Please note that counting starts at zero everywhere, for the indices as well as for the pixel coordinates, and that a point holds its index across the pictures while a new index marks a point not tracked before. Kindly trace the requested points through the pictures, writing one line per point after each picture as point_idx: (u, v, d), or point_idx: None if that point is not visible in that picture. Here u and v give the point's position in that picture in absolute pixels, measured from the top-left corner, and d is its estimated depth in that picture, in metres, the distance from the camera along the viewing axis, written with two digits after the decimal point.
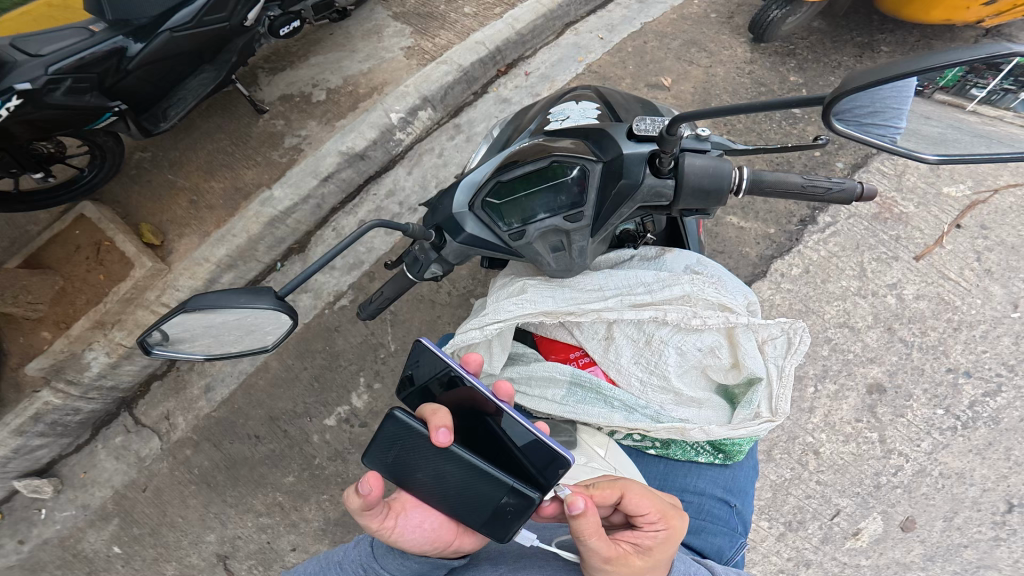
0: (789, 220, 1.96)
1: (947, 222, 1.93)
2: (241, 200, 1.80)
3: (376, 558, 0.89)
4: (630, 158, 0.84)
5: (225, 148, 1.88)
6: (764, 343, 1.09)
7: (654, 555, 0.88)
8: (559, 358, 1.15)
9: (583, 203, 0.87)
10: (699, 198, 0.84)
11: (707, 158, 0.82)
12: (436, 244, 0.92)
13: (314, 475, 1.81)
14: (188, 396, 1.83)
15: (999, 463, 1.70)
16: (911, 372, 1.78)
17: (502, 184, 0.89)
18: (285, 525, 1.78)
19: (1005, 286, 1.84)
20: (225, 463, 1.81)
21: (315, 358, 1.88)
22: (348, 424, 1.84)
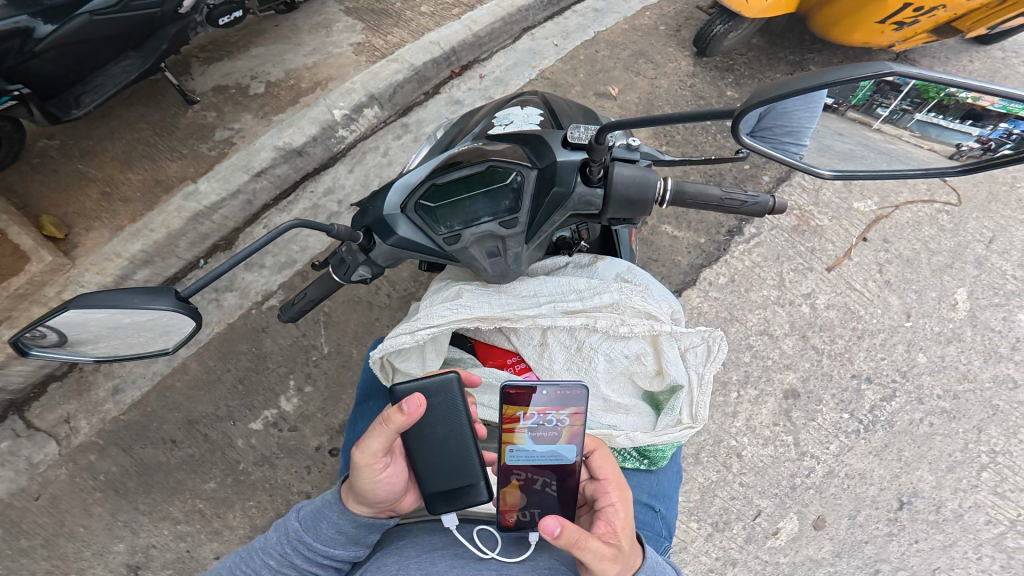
0: (718, 230, 2.11)
1: (855, 236, 2.10)
2: (161, 194, 1.69)
3: (307, 531, 0.87)
4: (563, 166, 0.87)
5: (146, 139, 1.76)
6: (686, 351, 1.14)
7: (625, 522, 0.90)
8: (497, 364, 1.15)
9: (518, 210, 0.87)
10: (627, 207, 0.88)
11: (634, 168, 0.87)
12: (365, 246, 0.89)
13: (238, 481, 1.72)
14: (93, 398, 1.70)
15: (893, 462, 1.85)
16: (821, 378, 1.92)
17: (437, 188, 0.87)
18: (207, 533, 1.67)
19: (901, 297, 2.03)
20: (136, 469, 1.68)
21: (240, 360, 1.80)
22: (276, 428, 1.76)
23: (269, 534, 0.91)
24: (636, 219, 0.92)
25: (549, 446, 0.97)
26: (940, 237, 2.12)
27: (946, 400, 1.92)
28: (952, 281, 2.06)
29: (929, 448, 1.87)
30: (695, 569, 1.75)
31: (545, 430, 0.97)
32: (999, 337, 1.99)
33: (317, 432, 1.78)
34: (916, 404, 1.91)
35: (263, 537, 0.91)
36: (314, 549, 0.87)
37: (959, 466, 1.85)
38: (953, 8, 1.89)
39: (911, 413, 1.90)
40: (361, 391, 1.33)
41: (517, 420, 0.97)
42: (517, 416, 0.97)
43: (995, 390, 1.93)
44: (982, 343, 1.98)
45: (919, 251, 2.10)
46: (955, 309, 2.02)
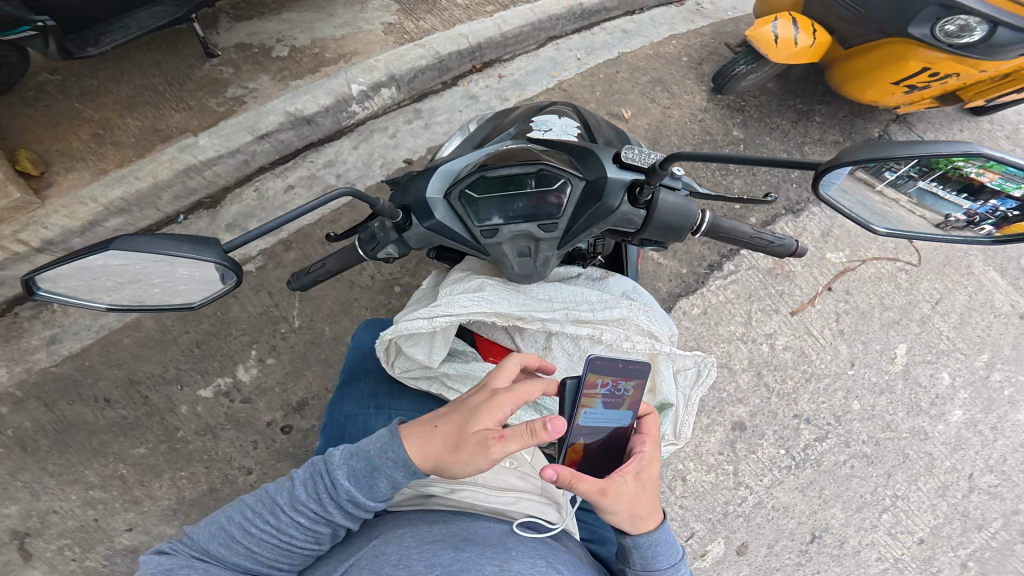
0: (700, 263, 2.19)
1: (821, 284, 2.23)
2: (156, 143, 1.60)
3: (352, 492, 0.85)
4: (612, 182, 0.90)
5: (155, 86, 1.67)
6: (678, 371, 1.18)
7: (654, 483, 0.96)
8: (497, 361, 1.19)
9: (559, 216, 0.89)
10: (664, 232, 0.92)
11: (677, 197, 0.90)
12: (400, 225, 0.91)
13: (172, 449, 1.68)
14: (22, 346, 1.67)
15: (813, 498, 1.97)
16: (766, 414, 2.04)
17: (484, 181, 0.89)
18: (125, 502, 1.62)
19: (849, 346, 2.17)
20: (54, 426, 1.63)
21: (201, 323, 1.78)
22: (227, 398, 1.74)
23: (303, 485, 0.87)
24: (666, 243, 0.97)
25: (614, 412, 1.02)
26: (895, 294, 2.25)
27: (868, 445, 2.05)
28: (895, 336, 2.20)
29: (845, 488, 2.00)
30: None
31: (613, 398, 1.02)
32: (922, 392, 2.14)
33: (270, 406, 1.77)
34: (843, 446, 2.04)
35: (290, 488, 0.87)
36: (359, 505, 0.86)
37: (866, 506, 1.98)
38: (965, 78, 1.87)
39: (837, 454, 2.03)
40: (350, 372, 1.31)
41: (595, 386, 1.00)
42: (595, 382, 1.00)
43: (910, 440, 2.07)
44: (908, 396, 2.13)
45: (873, 305, 2.23)
46: (893, 362, 2.16)
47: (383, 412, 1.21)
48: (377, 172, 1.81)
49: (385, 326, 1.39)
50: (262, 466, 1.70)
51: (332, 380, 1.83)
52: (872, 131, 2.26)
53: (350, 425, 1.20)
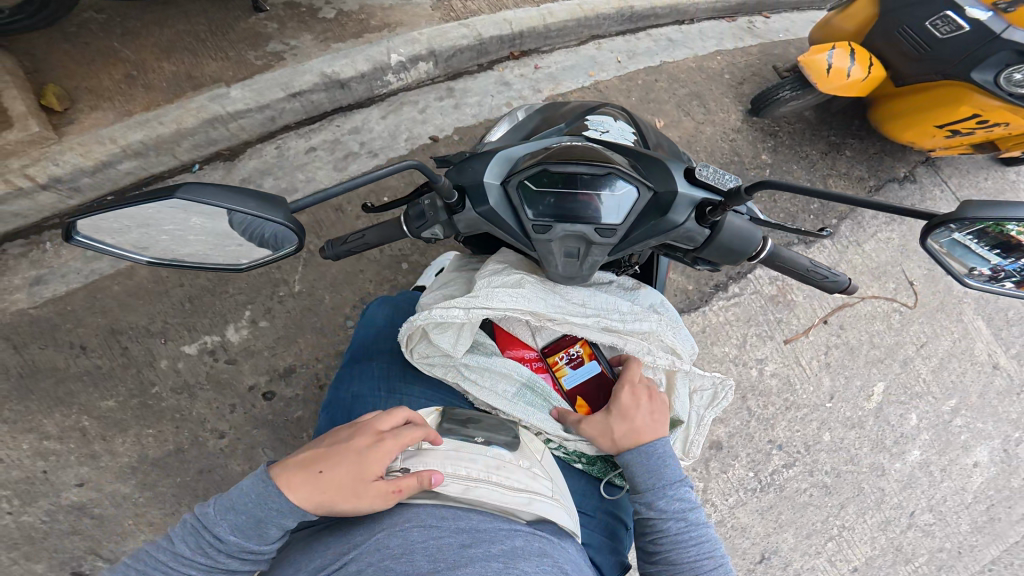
0: (707, 282, 2.21)
1: (818, 316, 2.25)
2: (187, 90, 1.58)
3: (239, 539, 0.85)
4: (681, 199, 0.92)
5: (197, 33, 1.65)
6: (694, 391, 1.20)
7: (643, 405, 1.10)
8: (513, 353, 1.19)
9: (617, 223, 0.89)
10: (722, 253, 0.96)
11: (742, 222, 0.94)
12: (452, 207, 0.91)
13: (143, 405, 1.69)
14: (7, 284, 1.66)
15: (771, 522, 2.06)
16: (743, 437, 2.09)
17: (547, 176, 0.89)
18: (81, 456, 1.63)
19: (832, 379, 2.20)
20: (19, 370, 1.62)
21: (197, 279, 1.79)
22: (211, 356, 1.76)
23: (183, 541, 0.85)
24: (719, 265, 1.01)
25: (584, 369, 1.20)
26: (885, 334, 2.28)
27: (829, 476, 2.12)
28: (876, 374, 2.24)
29: (801, 515, 2.08)
30: None
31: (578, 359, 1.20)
32: (889, 430, 2.20)
33: (254, 369, 1.78)
34: (806, 475, 2.11)
35: (170, 545, 0.85)
36: (247, 548, 0.86)
37: (816, 534, 2.07)
38: (1014, 127, 1.92)
39: (800, 482, 2.10)
40: (362, 351, 1.29)
41: (558, 359, 1.20)
42: (557, 356, 1.20)
43: (867, 475, 2.15)
44: (875, 433, 2.18)
45: (863, 341, 2.26)
46: (869, 399, 2.20)
47: (395, 397, 1.17)
48: (401, 145, 1.81)
49: (398, 307, 1.36)
50: (235, 433, 1.73)
51: (323, 350, 1.83)
52: (899, 170, 2.29)
53: (356, 406, 1.17)
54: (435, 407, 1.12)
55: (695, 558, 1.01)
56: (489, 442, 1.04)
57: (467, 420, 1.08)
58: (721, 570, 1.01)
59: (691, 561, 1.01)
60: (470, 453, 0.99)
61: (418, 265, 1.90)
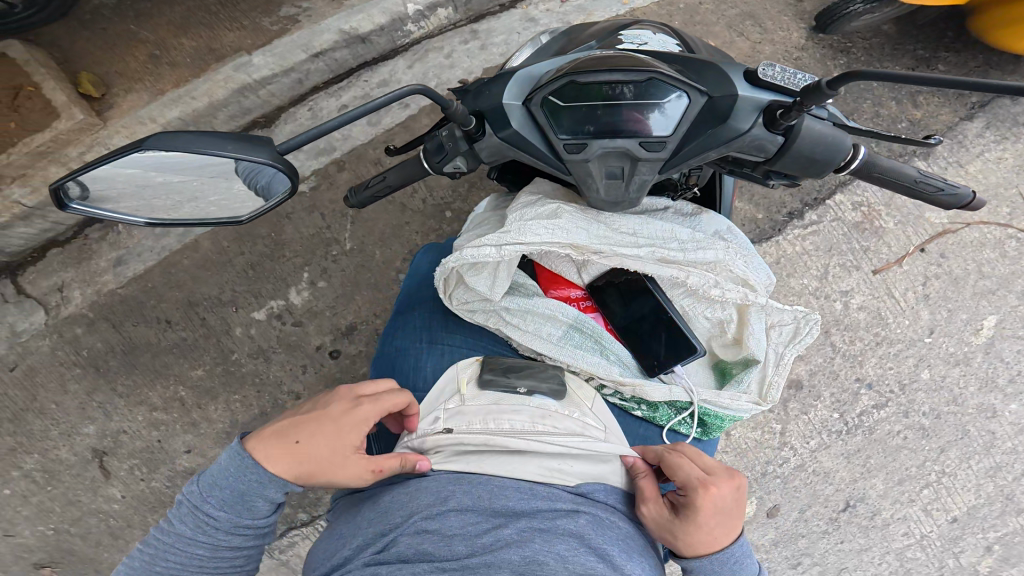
0: (779, 210, 1.99)
1: (913, 244, 1.96)
2: (211, 63, 1.58)
3: (228, 518, 0.92)
4: (744, 102, 0.80)
5: (208, 6, 1.59)
6: (771, 328, 1.09)
7: (719, 516, 0.94)
8: (558, 293, 1.14)
9: (667, 134, 0.79)
10: (802, 163, 0.83)
11: (826, 126, 0.80)
12: (472, 135, 0.85)
13: (227, 371, 1.81)
14: (93, 268, 1.76)
15: (857, 466, 1.97)
16: (827, 375, 1.95)
17: (575, 90, 0.79)
18: (183, 424, 1.79)
19: (932, 312, 1.96)
20: (121, 347, 1.77)
21: (257, 245, 1.81)
22: (279, 321, 1.82)
23: (183, 522, 0.92)
24: (798, 178, 0.88)
25: (633, 309, 1.10)
26: (998, 263, 1.96)
27: (928, 418, 1.96)
28: (986, 307, 1.96)
29: (893, 460, 1.97)
30: None
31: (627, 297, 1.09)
32: (1002, 368, 1.96)
33: (319, 329, 1.83)
34: (901, 417, 1.96)
35: (171, 527, 0.93)
36: (240, 522, 0.93)
37: (909, 480, 1.98)
38: None
39: (892, 425, 1.96)
40: (407, 302, 1.26)
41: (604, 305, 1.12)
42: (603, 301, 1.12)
43: (973, 417, 1.97)
44: (984, 371, 1.96)
45: (970, 271, 1.96)
46: (977, 333, 1.96)
47: (436, 349, 1.15)
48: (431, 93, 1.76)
49: (445, 252, 1.30)
50: (309, 392, 1.81)
51: (380, 306, 1.86)
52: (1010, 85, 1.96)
53: (403, 361, 1.16)
54: (475, 358, 1.10)
55: None
56: (532, 391, 1.02)
57: (513, 368, 1.05)
58: None
59: None
60: (510, 406, 0.99)
61: (462, 213, 1.84)
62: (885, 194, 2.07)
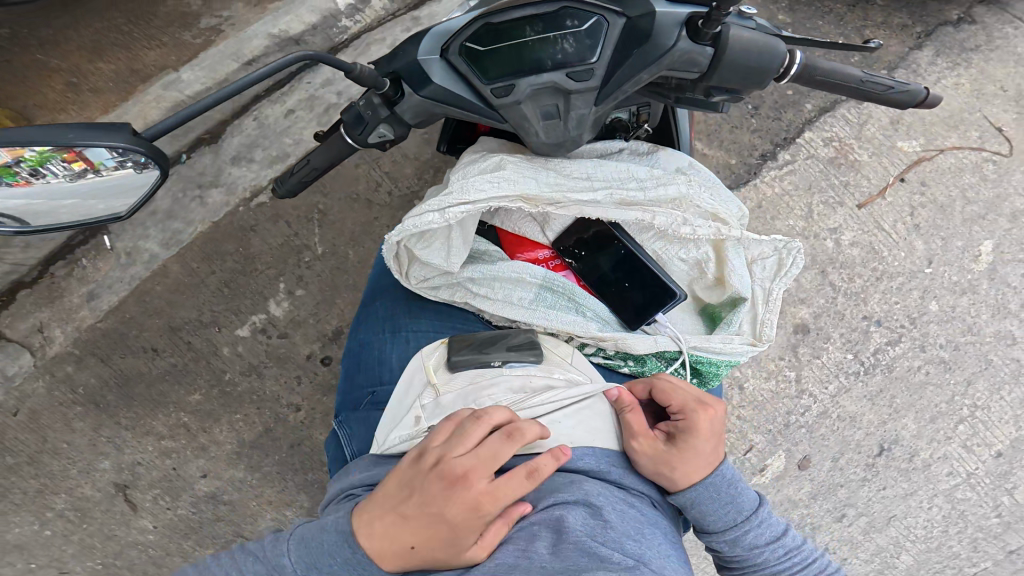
0: (751, 153, 1.95)
1: (892, 175, 1.92)
2: (137, 84, 1.54)
3: None
4: (664, 17, 0.73)
5: (117, 26, 1.52)
6: (752, 263, 1.04)
7: (714, 439, 0.92)
8: (526, 256, 1.06)
9: (595, 61, 0.73)
10: (739, 76, 0.76)
11: (755, 32, 0.74)
12: (390, 98, 0.78)
13: (223, 393, 1.75)
14: (67, 305, 1.67)
15: (883, 408, 1.88)
16: (833, 316, 1.88)
17: (490, 31, 0.74)
18: (193, 449, 1.74)
19: (927, 242, 1.90)
20: (115, 380, 1.70)
21: (226, 262, 1.72)
22: (264, 335, 1.75)
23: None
24: (742, 92, 0.81)
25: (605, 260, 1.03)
26: (980, 186, 1.92)
27: (946, 350, 1.88)
28: (980, 232, 1.91)
29: (919, 397, 1.88)
30: None
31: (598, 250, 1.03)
32: (1012, 293, 1.89)
33: (306, 338, 1.77)
34: (918, 351, 1.88)
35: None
36: None
37: (941, 417, 1.89)
38: None
39: (911, 360, 1.88)
40: (369, 291, 1.18)
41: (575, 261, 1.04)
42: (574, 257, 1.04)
43: (993, 345, 1.89)
44: (994, 298, 1.89)
45: (954, 198, 1.92)
46: (976, 261, 1.90)
47: (400, 336, 1.08)
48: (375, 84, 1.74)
49: None
50: (308, 403, 1.77)
51: None
52: (951, 13, 1.98)
53: (364, 356, 1.09)
54: (440, 341, 1.01)
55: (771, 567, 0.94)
56: (507, 362, 0.96)
57: (488, 342, 0.97)
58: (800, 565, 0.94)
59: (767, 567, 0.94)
60: (489, 380, 0.94)
61: None
62: (860, 114, 1.96)
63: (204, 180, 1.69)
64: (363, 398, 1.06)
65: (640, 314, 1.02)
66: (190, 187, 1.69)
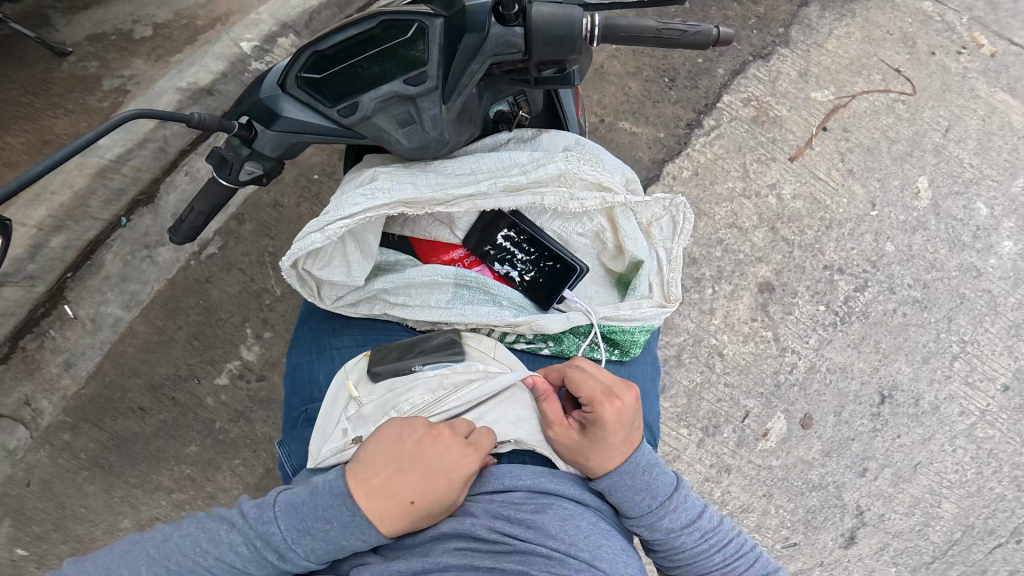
0: (677, 124, 2.03)
1: (814, 125, 2.02)
2: (52, 153, 1.63)
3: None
4: (472, 8, 0.81)
5: (17, 98, 1.66)
6: (651, 226, 1.12)
7: (625, 430, 0.95)
8: (440, 260, 1.12)
9: (425, 64, 0.83)
10: (552, 47, 0.82)
11: (555, 5, 0.80)
12: (246, 137, 0.87)
13: (218, 441, 1.81)
14: (48, 375, 1.71)
15: (871, 354, 1.90)
16: (794, 270, 1.94)
17: (322, 58, 0.82)
18: (202, 499, 1.79)
19: (865, 185, 1.99)
20: (113, 442, 1.75)
21: (189, 315, 1.79)
22: (243, 380, 1.82)
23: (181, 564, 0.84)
24: (568, 63, 0.86)
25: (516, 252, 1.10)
26: (897, 127, 2.03)
27: (917, 289, 1.94)
28: (913, 169, 2.01)
29: (905, 339, 1.92)
30: (692, 477, 1.86)
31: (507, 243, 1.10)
32: (960, 225, 1.99)
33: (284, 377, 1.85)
34: (888, 293, 1.93)
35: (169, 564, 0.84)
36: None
37: (934, 356, 1.91)
38: None
39: (885, 303, 1.93)
40: (301, 317, 1.23)
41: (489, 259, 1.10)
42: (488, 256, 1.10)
43: (961, 279, 1.95)
44: (947, 232, 1.98)
45: (879, 138, 2.02)
46: (918, 197, 1.99)
47: (325, 352, 1.14)
48: None
49: None
50: None
51: None
52: None
53: (300, 375, 1.14)
54: (361, 355, 1.06)
55: (689, 551, 0.97)
56: (427, 364, 1.01)
57: (407, 347, 1.03)
58: (719, 549, 0.97)
59: (687, 550, 0.97)
60: (406, 384, 0.99)
61: None
62: (771, 71, 2.06)
63: (149, 240, 1.77)
64: (296, 418, 1.11)
65: (549, 294, 1.10)
66: (138, 248, 1.76)
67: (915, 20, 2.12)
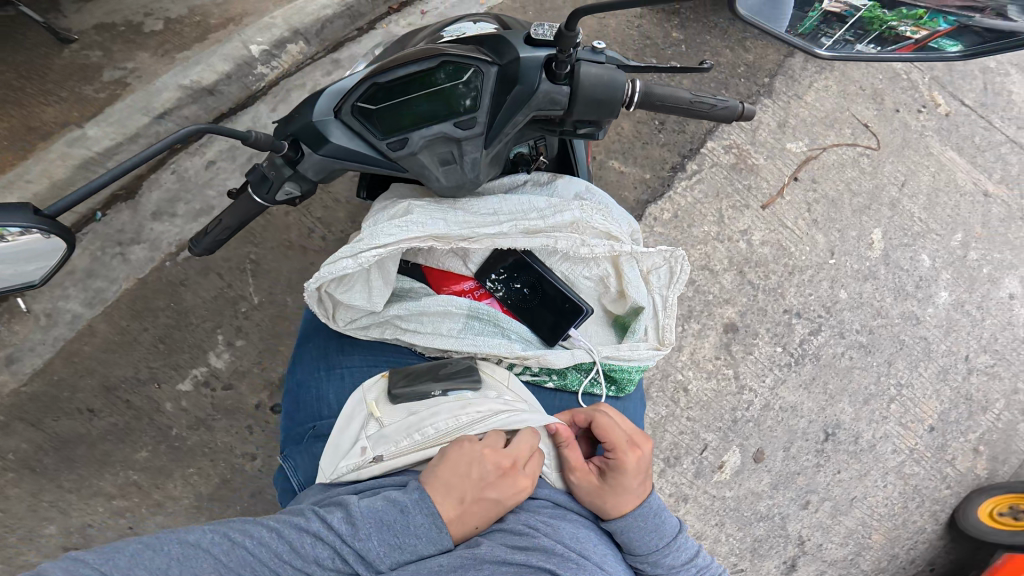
0: (663, 167, 2.14)
1: (787, 175, 2.17)
2: (37, 140, 1.57)
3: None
4: (527, 63, 0.89)
5: (9, 82, 1.60)
6: (649, 274, 1.18)
7: (641, 476, 1.00)
8: (451, 290, 1.16)
9: (475, 109, 0.88)
10: (593, 108, 0.91)
11: (601, 67, 0.89)
12: (292, 157, 0.89)
13: (172, 447, 1.73)
14: None
15: (819, 395, 2.04)
16: (757, 312, 2.06)
17: (379, 88, 0.84)
18: (148, 507, 1.70)
19: (826, 235, 2.15)
20: (51, 444, 1.65)
21: (159, 317, 1.74)
22: (207, 387, 1.77)
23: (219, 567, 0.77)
24: (601, 123, 0.96)
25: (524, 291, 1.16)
26: (860, 179, 2.20)
27: (863, 334, 2.09)
28: (869, 222, 2.18)
29: (850, 380, 2.06)
30: None
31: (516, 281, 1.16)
32: (906, 276, 2.16)
33: (252, 387, 1.81)
34: (838, 338, 2.08)
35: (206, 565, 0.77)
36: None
37: (873, 398, 2.06)
38: None
39: (834, 347, 2.07)
40: (301, 335, 1.24)
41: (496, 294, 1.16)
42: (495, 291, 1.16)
43: (903, 325, 2.12)
44: (894, 282, 2.15)
45: (841, 191, 2.18)
46: (871, 248, 2.16)
47: (334, 373, 1.15)
48: None
49: None
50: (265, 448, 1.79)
51: None
52: None
53: (299, 393, 1.15)
54: (379, 375, 1.10)
55: None
56: (449, 389, 1.04)
57: (424, 373, 1.06)
58: None
59: None
60: (431, 409, 1.00)
61: None
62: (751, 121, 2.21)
63: (123, 238, 1.74)
64: (304, 433, 1.12)
65: (554, 332, 1.15)
66: (110, 245, 1.73)
67: (885, 77, 2.32)
